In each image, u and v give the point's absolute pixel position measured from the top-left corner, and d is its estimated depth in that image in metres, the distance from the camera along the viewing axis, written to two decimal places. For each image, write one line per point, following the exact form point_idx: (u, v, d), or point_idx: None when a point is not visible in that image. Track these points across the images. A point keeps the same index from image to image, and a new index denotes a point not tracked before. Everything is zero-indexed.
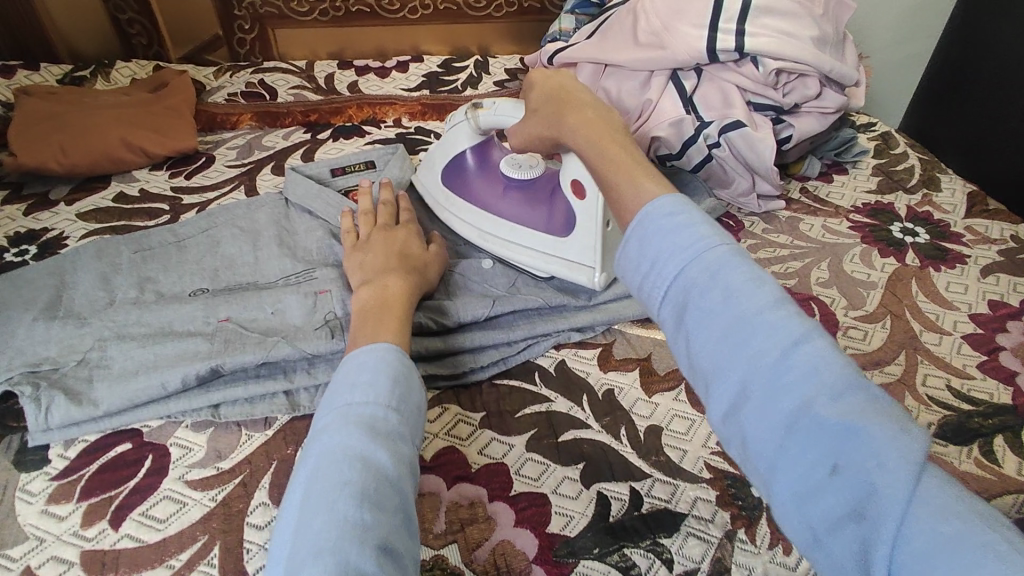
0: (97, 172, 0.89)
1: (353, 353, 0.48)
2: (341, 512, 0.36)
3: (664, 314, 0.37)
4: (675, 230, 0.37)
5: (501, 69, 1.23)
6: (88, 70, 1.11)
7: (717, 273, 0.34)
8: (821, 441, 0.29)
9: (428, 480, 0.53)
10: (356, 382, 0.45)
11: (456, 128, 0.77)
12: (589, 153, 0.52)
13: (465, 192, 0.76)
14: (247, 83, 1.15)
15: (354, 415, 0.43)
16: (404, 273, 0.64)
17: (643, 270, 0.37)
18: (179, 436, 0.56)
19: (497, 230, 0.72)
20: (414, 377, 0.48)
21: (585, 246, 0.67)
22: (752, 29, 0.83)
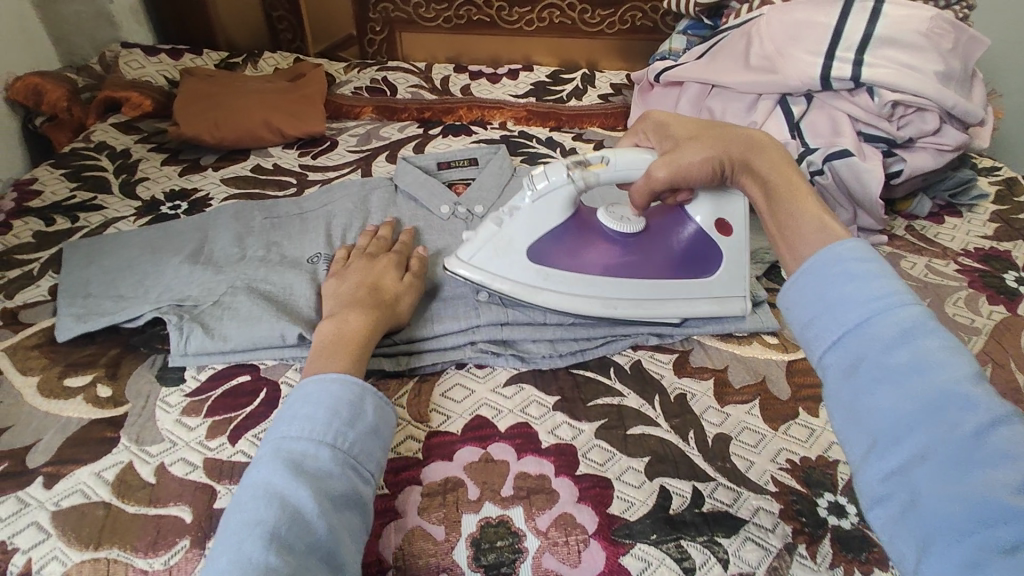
0: (239, 145, 1.02)
1: (301, 385, 0.52)
2: (247, 550, 0.41)
3: (833, 365, 0.39)
4: (864, 276, 0.39)
5: (606, 84, 1.26)
6: (240, 57, 1.26)
7: (909, 334, 0.36)
8: (992, 517, 0.30)
9: (500, 447, 0.57)
10: (296, 416, 0.50)
11: (547, 195, 0.65)
12: (788, 185, 0.52)
13: (570, 264, 0.67)
14: (372, 79, 1.26)
15: (284, 451, 0.47)
16: (372, 286, 0.64)
17: (818, 313, 0.40)
18: (289, 376, 0.64)
19: (626, 292, 0.67)
20: (359, 411, 0.51)
21: (733, 280, 0.68)
22: (871, 60, 0.82)
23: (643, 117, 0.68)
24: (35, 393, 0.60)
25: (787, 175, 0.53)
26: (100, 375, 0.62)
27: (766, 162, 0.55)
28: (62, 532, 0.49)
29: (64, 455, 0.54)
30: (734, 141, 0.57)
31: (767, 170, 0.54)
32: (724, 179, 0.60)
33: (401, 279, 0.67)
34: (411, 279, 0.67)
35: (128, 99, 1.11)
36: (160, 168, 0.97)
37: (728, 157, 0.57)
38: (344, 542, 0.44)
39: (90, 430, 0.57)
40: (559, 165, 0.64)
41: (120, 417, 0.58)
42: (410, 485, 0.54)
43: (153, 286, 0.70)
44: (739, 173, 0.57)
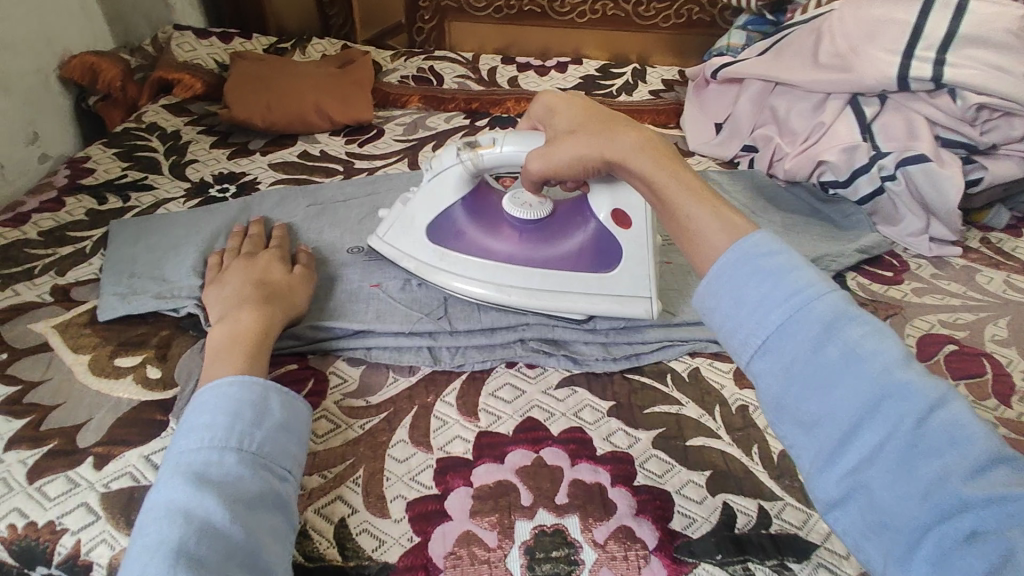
0: (288, 131, 1.01)
1: (196, 393, 0.49)
2: (151, 572, 0.38)
3: (767, 370, 0.39)
4: (778, 275, 0.40)
5: (658, 79, 1.22)
6: (289, 42, 1.25)
7: (834, 329, 0.38)
8: (951, 509, 0.33)
9: (553, 453, 0.55)
10: (193, 426, 0.46)
11: (443, 173, 0.67)
12: (678, 183, 0.50)
13: (465, 246, 0.67)
14: (418, 68, 1.24)
15: (184, 465, 0.44)
16: (258, 280, 0.62)
17: (742, 319, 0.40)
18: (337, 367, 0.62)
19: (508, 279, 0.65)
20: (258, 411, 0.48)
21: (636, 276, 0.64)
22: (954, 61, 0.77)
23: (534, 100, 0.65)
24: (86, 371, 0.59)
25: (670, 170, 0.51)
26: (150, 356, 0.61)
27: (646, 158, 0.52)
28: (111, 515, 0.48)
29: (113, 436, 0.54)
30: (614, 139, 0.54)
31: (640, 166, 0.52)
32: (606, 173, 0.58)
33: (288, 272, 0.65)
34: (302, 271, 0.66)
35: (179, 80, 1.12)
36: (209, 151, 0.97)
37: (607, 156, 0.55)
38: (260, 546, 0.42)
39: (140, 411, 0.56)
40: (453, 144, 0.65)
41: (169, 399, 0.57)
42: (460, 486, 0.52)
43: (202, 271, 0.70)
44: (617, 169, 0.55)
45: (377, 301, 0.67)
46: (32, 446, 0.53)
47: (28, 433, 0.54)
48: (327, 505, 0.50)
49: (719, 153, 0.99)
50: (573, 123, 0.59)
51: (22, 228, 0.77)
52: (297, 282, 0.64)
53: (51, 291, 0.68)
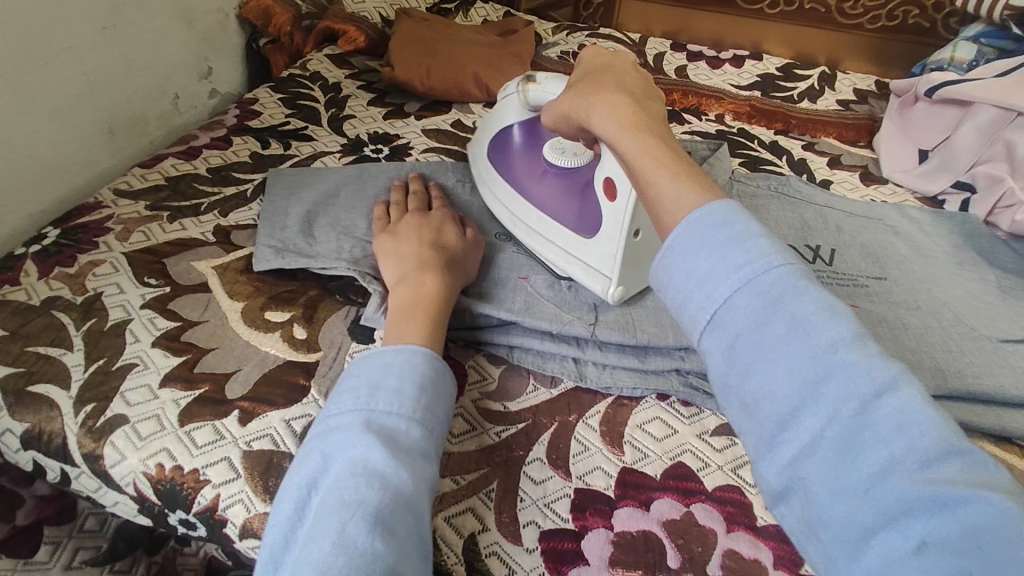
0: (444, 97, 0.98)
1: (378, 352, 0.49)
2: (352, 532, 0.37)
3: (710, 346, 0.37)
4: (730, 243, 0.37)
5: (849, 89, 1.08)
6: (453, 4, 1.22)
7: (780, 303, 0.35)
8: (898, 512, 0.30)
9: (706, 511, 0.48)
10: (378, 387, 0.46)
11: (507, 100, 0.73)
12: (642, 148, 0.46)
13: (504, 169, 0.72)
14: (581, 45, 1.17)
15: (375, 424, 0.43)
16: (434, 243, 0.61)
17: (691, 292, 0.38)
18: (477, 363, 0.59)
19: (521, 213, 0.68)
20: (438, 387, 0.48)
21: (606, 253, 0.61)
22: None
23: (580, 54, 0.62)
24: (239, 319, 0.60)
25: (635, 130, 0.47)
26: (298, 315, 0.61)
27: (614, 117, 0.49)
28: (251, 476, 0.48)
29: (258, 393, 0.53)
30: (593, 98, 0.52)
31: (608, 127, 0.49)
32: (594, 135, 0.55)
33: (462, 234, 0.64)
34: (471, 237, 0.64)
35: (346, 33, 1.12)
36: (367, 107, 0.96)
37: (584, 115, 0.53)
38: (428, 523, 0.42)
39: (285, 371, 0.56)
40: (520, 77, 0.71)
41: (312, 364, 0.57)
42: (600, 527, 0.47)
43: (353, 235, 0.69)
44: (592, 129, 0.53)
45: (524, 294, 0.63)
46: (185, 387, 0.53)
47: (182, 372, 0.55)
48: (459, 515, 0.47)
49: (921, 187, 0.85)
50: (581, 78, 0.57)
51: (193, 162, 0.80)
52: (470, 247, 0.63)
53: (214, 230, 0.69)
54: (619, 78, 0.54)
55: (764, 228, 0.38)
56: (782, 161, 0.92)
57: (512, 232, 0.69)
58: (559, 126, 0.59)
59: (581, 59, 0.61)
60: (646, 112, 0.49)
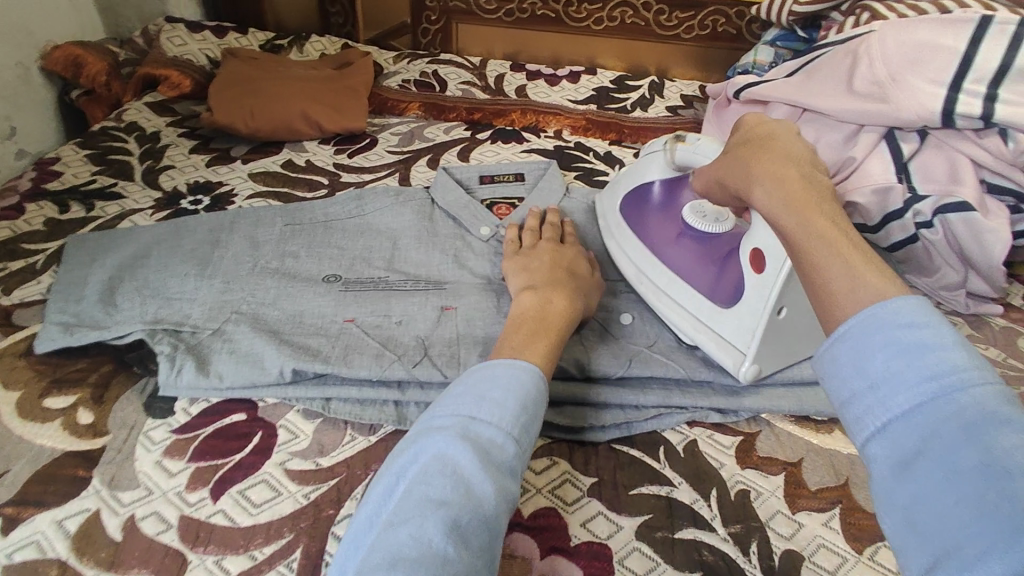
0: (272, 137, 0.93)
1: (489, 363, 0.47)
2: (430, 529, 0.36)
3: (881, 460, 0.31)
4: (925, 350, 0.31)
5: (677, 95, 1.15)
6: (287, 39, 1.17)
7: (977, 428, 0.28)
8: None
9: (521, 541, 0.48)
10: (484, 396, 0.44)
11: (650, 155, 0.71)
12: (822, 237, 0.40)
13: (634, 227, 0.70)
14: (422, 72, 1.17)
15: (471, 432, 0.41)
16: (567, 271, 0.63)
17: (863, 390, 0.32)
18: (290, 420, 0.56)
19: (653, 274, 0.65)
20: (540, 409, 0.45)
21: (742, 327, 0.57)
22: (1007, 96, 0.69)
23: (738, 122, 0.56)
24: (11, 412, 0.54)
25: (807, 217, 0.42)
26: (85, 397, 0.55)
27: (778, 201, 0.44)
28: None
29: (28, 495, 0.48)
30: (753, 162, 0.49)
31: (767, 196, 0.45)
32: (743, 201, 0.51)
33: (591, 272, 0.65)
34: (596, 276, 0.65)
35: (167, 78, 1.03)
36: (188, 156, 0.90)
37: (738, 177, 0.50)
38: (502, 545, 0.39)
39: (62, 465, 0.50)
40: (665, 136, 0.69)
41: (96, 451, 0.52)
42: None
43: (155, 299, 0.64)
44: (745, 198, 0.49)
45: (348, 336, 0.61)
46: None
47: None
48: None
49: None
50: (742, 139, 0.53)
51: None
52: (597, 284, 0.64)
53: None
54: (792, 145, 0.49)
55: (975, 348, 0.31)
56: (614, 170, 0.97)
57: (639, 289, 0.66)
58: (711, 189, 0.58)
59: (739, 125, 0.56)
60: (814, 185, 0.44)
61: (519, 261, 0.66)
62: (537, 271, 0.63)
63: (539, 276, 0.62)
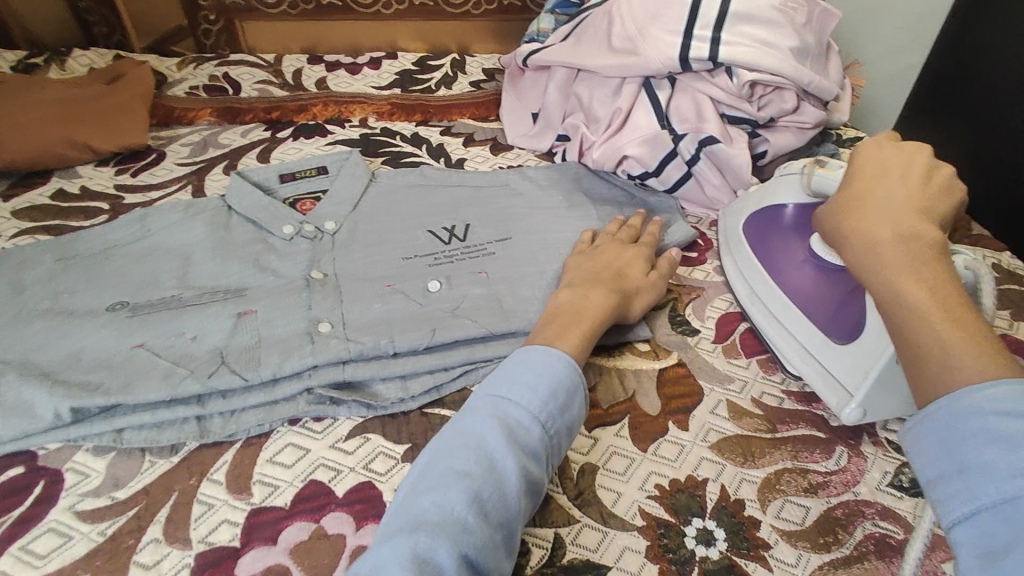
0: (34, 167, 0.84)
1: (529, 349, 0.52)
2: (454, 497, 0.43)
3: (965, 540, 0.36)
4: (1016, 443, 0.35)
5: (478, 69, 1.19)
6: (42, 56, 1.05)
7: (1010, 500, 0.34)
8: None
9: (335, 519, 0.49)
10: (519, 379, 0.50)
11: (784, 178, 0.70)
12: (918, 301, 0.43)
13: (768, 253, 0.69)
14: (211, 75, 1.11)
15: (503, 413, 0.48)
16: (618, 272, 0.65)
17: (961, 475, 0.37)
18: (78, 462, 0.52)
19: (768, 300, 0.66)
20: (574, 400, 0.51)
21: (857, 365, 0.56)
22: (728, 38, 0.80)
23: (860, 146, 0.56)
24: None
25: (896, 271, 0.45)
26: None
27: (872, 262, 0.47)
28: None
29: None
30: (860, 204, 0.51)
31: (855, 250, 0.49)
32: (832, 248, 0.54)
33: (647, 275, 0.67)
34: (654, 278, 0.67)
35: None
36: None
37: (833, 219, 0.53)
38: (523, 518, 0.45)
39: None
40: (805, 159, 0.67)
41: None
42: None
43: None
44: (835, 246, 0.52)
45: (136, 362, 0.57)
46: None
47: None
48: None
49: (535, 145, 0.99)
50: (855, 174, 0.54)
51: None
52: (647, 288, 0.66)
53: None
54: (888, 186, 0.51)
55: None
56: (421, 150, 0.99)
57: (750, 311, 0.68)
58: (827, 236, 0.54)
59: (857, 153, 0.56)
60: (925, 238, 0.47)
61: (583, 255, 0.68)
62: (586, 269, 0.66)
63: (587, 273, 0.65)
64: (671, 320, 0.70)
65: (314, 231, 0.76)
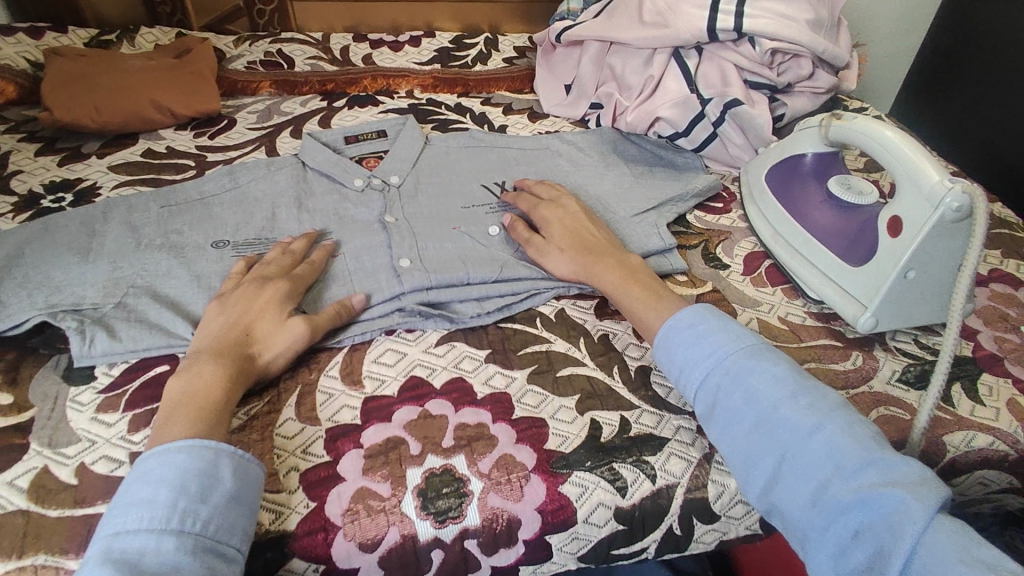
0: (126, 129, 0.94)
1: (145, 456, 0.47)
2: None
3: (699, 409, 0.56)
4: (697, 341, 0.57)
5: (511, 47, 1.27)
6: (114, 33, 1.14)
7: (737, 380, 0.54)
8: (835, 509, 0.46)
9: (437, 404, 0.59)
10: (133, 500, 0.45)
11: (805, 130, 0.79)
12: (638, 297, 0.64)
13: (788, 197, 0.79)
14: (266, 53, 1.18)
15: (116, 552, 0.42)
16: (245, 328, 0.58)
17: (676, 373, 0.58)
18: None
19: (790, 236, 0.76)
20: (222, 488, 0.47)
21: (871, 282, 0.66)
22: (751, 12, 0.89)
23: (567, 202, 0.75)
24: None
25: (625, 281, 0.66)
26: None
27: (609, 277, 0.67)
28: None
29: None
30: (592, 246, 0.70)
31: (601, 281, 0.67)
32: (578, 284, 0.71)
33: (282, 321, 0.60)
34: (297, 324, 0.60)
35: None
36: (35, 159, 0.88)
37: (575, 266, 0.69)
38: None
39: None
40: (822, 113, 0.77)
41: (28, 422, 0.55)
42: (351, 449, 0.55)
43: (41, 288, 0.65)
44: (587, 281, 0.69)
45: None
46: None
47: None
48: None
49: (569, 113, 1.07)
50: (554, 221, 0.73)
51: None
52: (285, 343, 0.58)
53: None
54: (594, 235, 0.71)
55: (721, 327, 0.58)
56: (466, 118, 1.08)
57: (773, 247, 0.78)
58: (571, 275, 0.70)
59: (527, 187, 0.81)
60: (627, 265, 0.68)
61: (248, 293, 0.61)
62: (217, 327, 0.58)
63: (212, 336, 0.57)
64: (704, 257, 0.79)
65: (382, 184, 0.85)
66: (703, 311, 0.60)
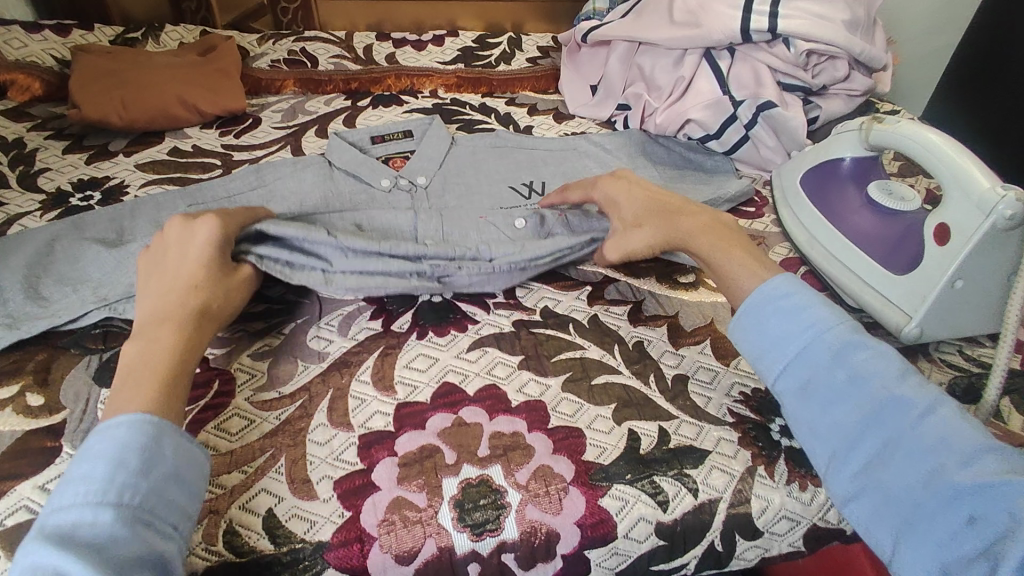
0: (152, 127, 0.93)
1: (90, 432, 0.46)
2: None
3: (790, 385, 0.53)
4: (799, 310, 0.54)
5: (534, 47, 1.26)
6: (139, 31, 1.13)
7: (841, 355, 0.51)
8: (949, 494, 0.44)
9: (471, 411, 0.58)
10: (73, 479, 0.44)
11: (843, 133, 0.77)
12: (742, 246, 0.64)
13: (824, 201, 0.77)
14: (289, 51, 1.18)
15: (53, 526, 0.41)
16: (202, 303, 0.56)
17: (768, 346, 0.54)
18: (243, 365, 0.61)
19: (828, 242, 0.74)
20: (167, 455, 0.46)
21: (913, 291, 0.64)
22: (786, 12, 0.87)
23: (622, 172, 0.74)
24: None
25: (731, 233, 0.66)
26: (28, 383, 0.58)
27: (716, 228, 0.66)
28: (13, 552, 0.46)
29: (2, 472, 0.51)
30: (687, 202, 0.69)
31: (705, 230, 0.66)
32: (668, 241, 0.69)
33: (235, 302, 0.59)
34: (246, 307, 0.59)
35: (15, 82, 0.99)
36: (62, 157, 0.88)
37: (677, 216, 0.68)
38: None
39: (29, 441, 0.53)
40: (861, 116, 0.75)
41: (60, 425, 0.55)
42: (385, 457, 0.54)
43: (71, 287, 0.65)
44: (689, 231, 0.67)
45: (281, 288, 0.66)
46: None
47: None
48: (252, 499, 0.50)
49: (595, 114, 1.06)
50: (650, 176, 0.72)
51: None
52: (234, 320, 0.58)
53: None
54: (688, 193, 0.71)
55: (819, 300, 0.55)
56: (491, 118, 1.06)
57: (810, 253, 0.76)
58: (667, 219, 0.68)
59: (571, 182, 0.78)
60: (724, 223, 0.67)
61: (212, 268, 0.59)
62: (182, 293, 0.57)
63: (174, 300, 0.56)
64: None
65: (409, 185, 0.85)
66: (798, 279, 0.57)
